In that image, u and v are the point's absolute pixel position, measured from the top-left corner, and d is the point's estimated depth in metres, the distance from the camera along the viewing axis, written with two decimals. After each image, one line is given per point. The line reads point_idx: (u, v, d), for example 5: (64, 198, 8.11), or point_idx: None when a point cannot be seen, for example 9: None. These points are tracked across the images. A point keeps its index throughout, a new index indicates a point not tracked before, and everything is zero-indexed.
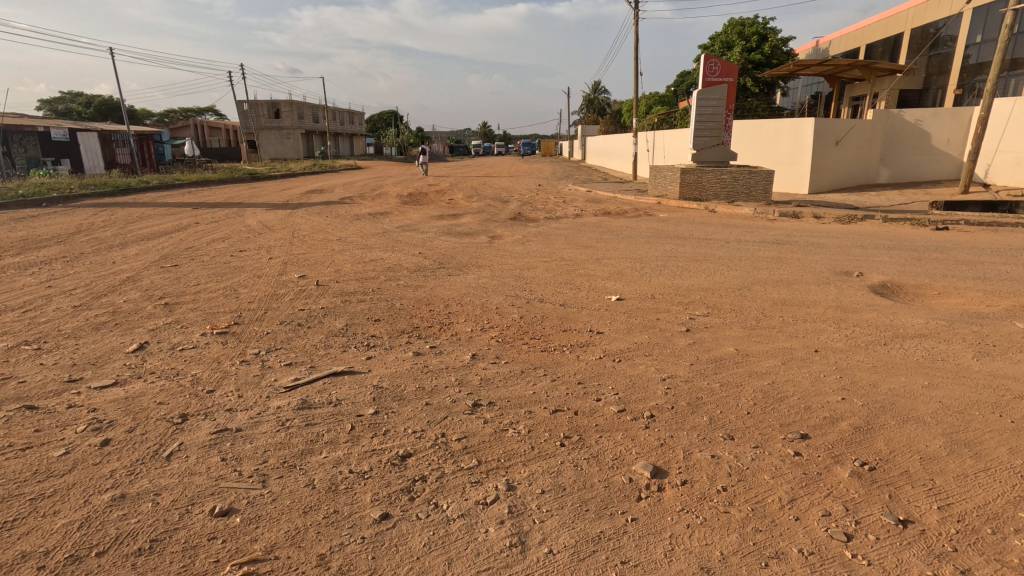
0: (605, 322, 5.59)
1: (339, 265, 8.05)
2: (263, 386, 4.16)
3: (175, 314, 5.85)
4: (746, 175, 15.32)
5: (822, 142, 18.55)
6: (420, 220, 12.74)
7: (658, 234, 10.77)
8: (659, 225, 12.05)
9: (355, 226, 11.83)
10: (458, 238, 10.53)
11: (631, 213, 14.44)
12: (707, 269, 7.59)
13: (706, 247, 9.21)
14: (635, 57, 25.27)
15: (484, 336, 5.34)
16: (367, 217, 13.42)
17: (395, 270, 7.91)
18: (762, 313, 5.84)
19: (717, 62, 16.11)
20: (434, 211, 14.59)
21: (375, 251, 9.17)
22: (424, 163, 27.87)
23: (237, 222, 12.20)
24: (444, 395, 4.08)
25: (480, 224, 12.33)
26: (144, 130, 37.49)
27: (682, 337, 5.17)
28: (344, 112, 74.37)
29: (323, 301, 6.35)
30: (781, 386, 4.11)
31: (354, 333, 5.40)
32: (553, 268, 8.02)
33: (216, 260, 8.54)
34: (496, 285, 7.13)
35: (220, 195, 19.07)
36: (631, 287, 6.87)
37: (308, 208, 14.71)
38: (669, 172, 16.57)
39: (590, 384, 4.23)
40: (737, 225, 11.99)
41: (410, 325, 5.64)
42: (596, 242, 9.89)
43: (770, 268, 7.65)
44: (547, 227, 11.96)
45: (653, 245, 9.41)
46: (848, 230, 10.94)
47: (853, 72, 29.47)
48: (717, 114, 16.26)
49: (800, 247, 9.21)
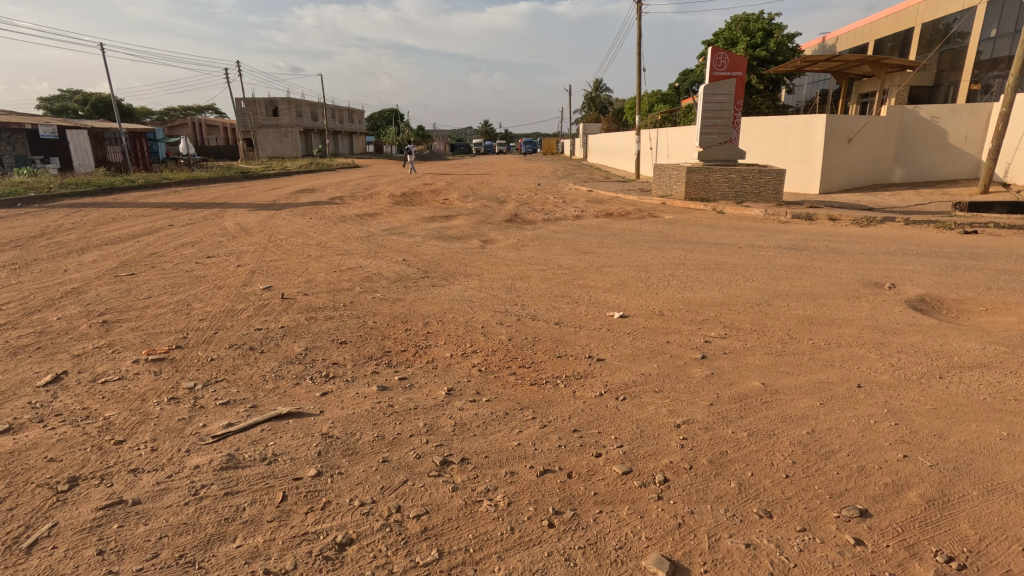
0: (607, 347, 4.82)
1: (311, 275, 7.28)
2: (186, 436, 3.38)
3: (110, 336, 5.07)
4: (756, 175, 14.52)
5: (834, 140, 17.73)
6: (409, 222, 11.96)
7: (663, 238, 10.00)
8: (664, 228, 11.25)
9: (339, 229, 11.05)
10: (448, 243, 9.75)
11: (634, 214, 13.65)
12: (721, 281, 6.80)
13: (718, 253, 8.44)
14: (637, 54, 24.45)
15: (463, 365, 4.56)
16: (355, 219, 12.64)
17: (373, 280, 7.14)
18: (787, 335, 5.06)
19: (725, 55, 15.20)
20: (426, 212, 13.81)
21: (355, 257, 8.40)
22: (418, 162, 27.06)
23: (214, 224, 11.43)
24: (407, 448, 3.30)
25: (473, 226, 11.57)
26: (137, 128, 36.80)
27: (697, 367, 4.38)
28: (344, 110, 73.65)
29: (285, 319, 5.58)
30: (825, 438, 3.32)
31: (313, 361, 4.63)
32: (550, 278, 7.24)
33: (179, 268, 7.76)
34: (484, 298, 6.36)
35: (206, 195, 18.24)
36: (636, 302, 6.10)
37: (294, 209, 13.93)
38: (674, 171, 15.77)
39: (588, 433, 3.44)
40: (748, 228, 11.21)
41: (380, 349, 4.87)
42: (597, 247, 9.11)
43: (791, 279, 6.87)
44: (545, 230, 11.19)
45: (659, 251, 8.63)
46: (870, 234, 10.15)
47: (863, 68, 28.60)
48: (725, 111, 15.42)
49: (820, 254, 8.42)
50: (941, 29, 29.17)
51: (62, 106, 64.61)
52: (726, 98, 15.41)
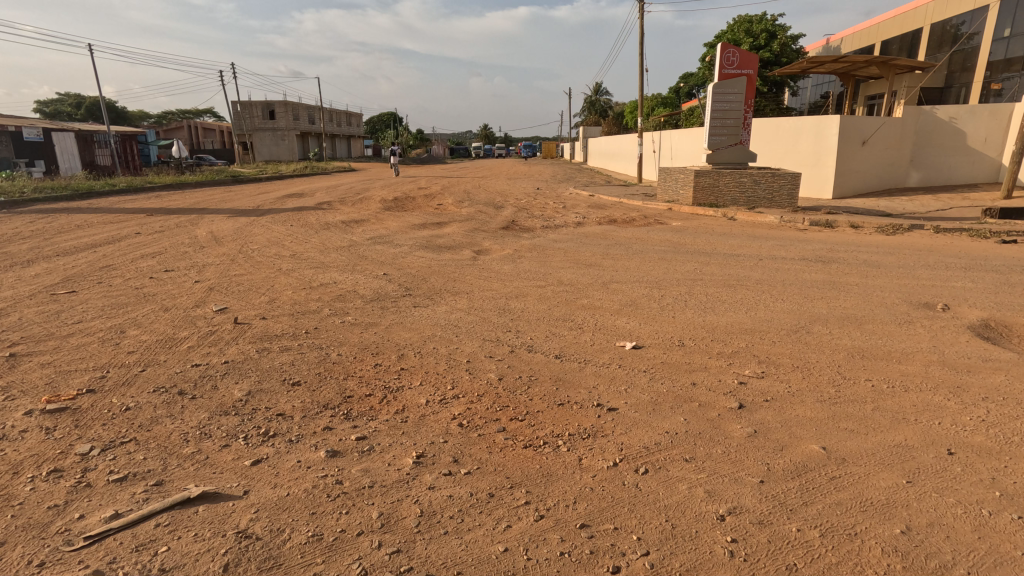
0: (620, 392, 3.90)
1: (277, 293, 6.37)
2: (48, 539, 2.45)
3: (10, 376, 4.13)
4: (770, 179, 13.59)
5: (848, 142, 16.87)
6: (396, 231, 11.04)
7: (673, 248, 9.10)
8: (673, 236, 10.35)
9: (319, 238, 10.13)
10: (436, 254, 8.84)
11: (640, 221, 12.74)
12: (746, 302, 5.90)
13: (737, 267, 7.53)
14: (639, 54, 23.61)
15: (440, 417, 3.64)
16: (339, 226, 11.76)
17: (347, 298, 6.23)
18: (839, 374, 4.16)
19: (735, 51, 14.28)
20: (417, 219, 12.92)
21: (330, 271, 7.47)
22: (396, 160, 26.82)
23: (184, 233, 10.50)
24: (350, 559, 2.38)
25: (466, 234, 10.70)
26: (127, 131, 35.93)
27: (735, 421, 3.47)
28: (342, 114, 72.95)
29: (231, 351, 4.62)
30: (929, 542, 2.40)
31: (254, 412, 3.70)
32: (549, 296, 6.35)
33: (128, 283, 6.84)
34: (472, 322, 5.46)
35: (187, 201, 17.29)
36: (650, 328, 5.20)
37: (275, 216, 13.00)
38: (681, 175, 14.88)
39: (600, 532, 2.53)
40: (765, 237, 10.33)
41: (339, 395, 3.95)
42: (602, 260, 8.20)
43: (827, 299, 5.96)
44: (544, 238, 10.29)
45: (670, 264, 7.73)
46: (899, 244, 9.28)
47: (871, 70, 27.80)
48: (734, 111, 14.53)
49: (850, 267, 7.54)
50: (951, 30, 28.33)
51: (55, 109, 63.80)
52: (736, 98, 14.51)
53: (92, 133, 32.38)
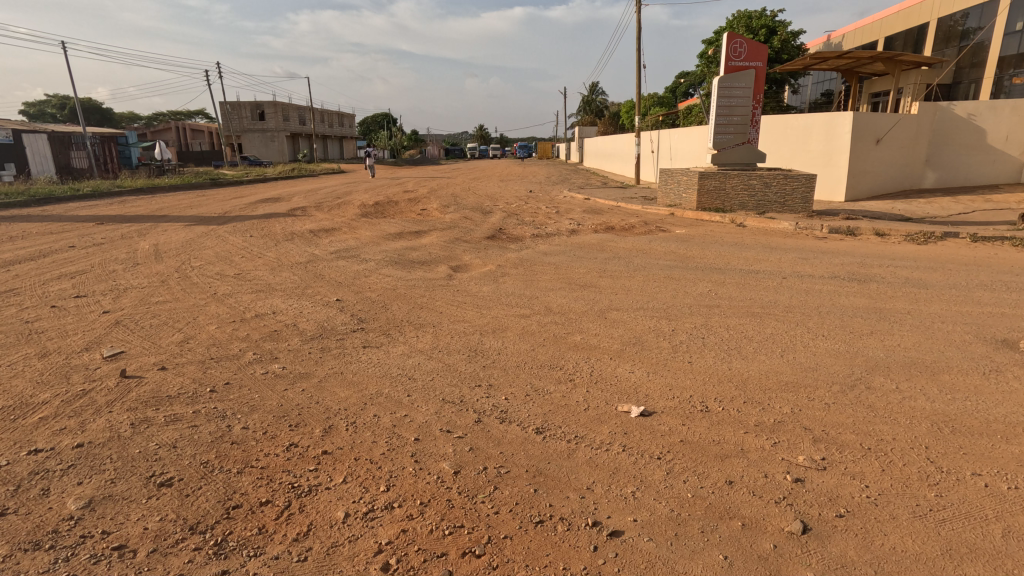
0: (626, 503, 2.69)
1: (197, 329, 5.13)
2: None
3: None
4: (781, 181, 12.41)
5: (861, 140, 15.77)
6: (367, 243, 9.80)
7: (680, 262, 7.91)
8: (679, 247, 9.18)
9: (276, 252, 8.89)
10: (407, 271, 7.62)
11: (640, 229, 11.55)
12: (780, 342, 4.69)
13: (759, 289, 6.34)
14: (637, 50, 22.47)
15: (358, 552, 2.44)
16: (305, 236, 10.52)
17: (284, 335, 5.01)
18: (932, 463, 2.96)
19: (743, 42, 13.18)
20: (394, 227, 11.70)
21: (272, 297, 6.23)
22: (381, 163, 25.77)
23: (124, 246, 9.24)
24: None
25: (445, 245, 9.51)
26: (105, 133, 34.62)
27: (803, 564, 2.27)
28: (333, 115, 71.69)
29: (94, 427, 3.38)
30: None
31: (79, 543, 2.47)
32: (534, 330, 5.15)
33: (19, 315, 5.58)
34: (433, 373, 4.24)
35: (151, 207, 15.98)
36: (662, 382, 4.00)
37: (238, 224, 11.75)
38: (683, 177, 13.70)
39: None
40: (782, 247, 9.18)
41: (219, 506, 2.73)
42: (598, 279, 7.00)
43: (880, 336, 4.78)
44: (533, 251, 9.07)
45: (679, 285, 6.54)
46: (937, 255, 8.14)
47: (876, 66, 26.76)
48: (742, 107, 13.37)
49: (893, 287, 6.39)
50: (959, 24, 27.22)
51: (40, 111, 62.40)
52: (743, 93, 13.33)
53: (67, 135, 30.85)
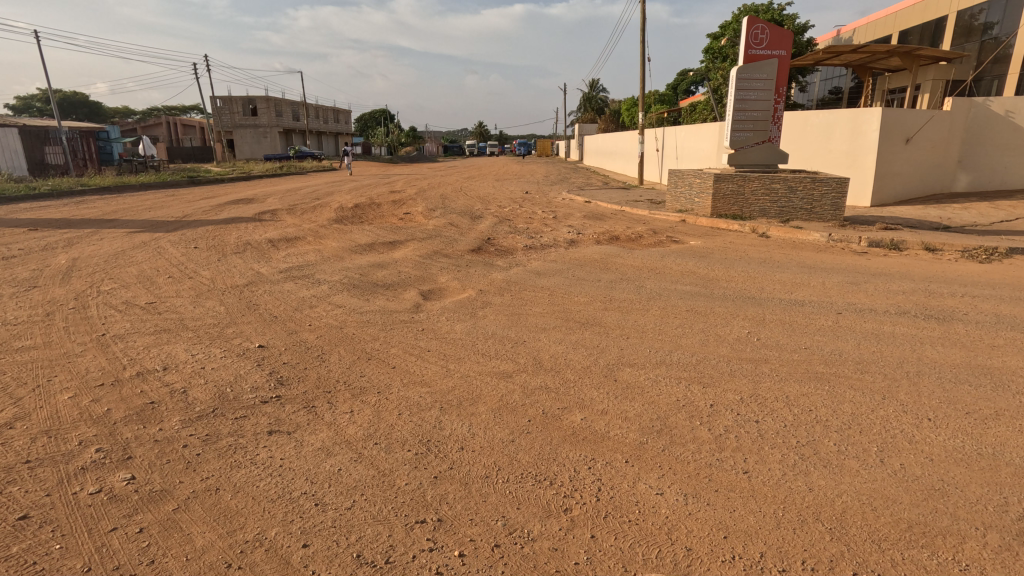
0: None
1: (39, 401, 3.62)
2: None
3: None
4: (808, 186, 10.94)
5: (890, 139, 14.32)
6: (329, 257, 8.33)
7: (702, 288, 6.45)
8: (697, 265, 7.70)
9: (215, 269, 7.41)
10: (365, 298, 6.15)
11: (649, 239, 10.07)
12: (871, 434, 3.21)
13: (812, 332, 4.87)
14: (642, 43, 21.09)
15: None
16: (259, 248, 9.01)
17: (161, 412, 3.53)
18: None
19: (764, 27, 11.67)
20: (367, 236, 10.21)
21: (175, 340, 4.74)
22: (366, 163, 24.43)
23: (36, 261, 7.72)
24: None
25: (420, 261, 8.02)
26: (84, 128, 33.07)
27: None
28: (328, 111, 70.13)
29: None
30: None
31: None
32: (515, 404, 3.67)
33: None
34: (358, 494, 2.78)
35: (108, 209, 14.45)
36: (710, 522, 2.53)
37: (188, 232, 10.23)
38: (696, 179, 12.23)
39: None
40: (820, 266, 7.72)
41: None
42: (602, 313, 5.51)
43: (1014, 423, 3.30)
44: (523, 268, 7.59)
45: (708, 326, 5.09)
46: (1013, 280, 6.69)
47: (893, 62, 25.29)
48: (763, 101, 11.88)
49: (985, 329, 4.92)
50: (979, 18, 25.77)
51: (26, 104, 60.84)
52: (764, 85, 11.84)
53: (43, 129, 29.26)
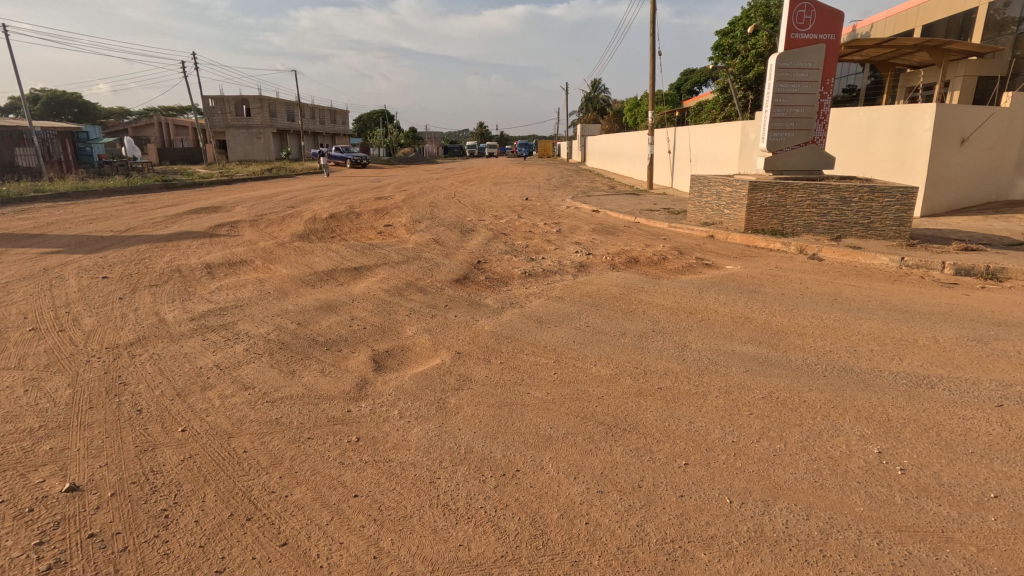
0: None
1: None
2: None
3: None
4: (866, 197, 9.03)
5: (944, 138, 12.40)
6: (269, 292, 6.45)
7: (772, 351, 4.55)
8: (749, 307, 5.82)
9: (108, 313, 5.54)
10: (291, 369, 4.27)
11: (675, 262, 8.19)
12: None
13: (990, 458, 2.97)
14: (653, 36, 19.29)
15: None
16: (189, 276, 7.15)
17: None
18: None
19: (810, 6, 9.78)
20: (330, 258, 8.37)
21: None
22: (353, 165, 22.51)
23: None
24: None
25: (384, 298, 6.15)
26: (61, 128, 31.31)
27: None
28: (325, 111, 68.31)
29: None
30: None
31: None
32: None
33: None
34: None
35: (46, 220, 12.58)
36: None
37: (111, 253, 8.36)
38: (726, 188, 10.36)
39: None
40: (907, 308, 5.82)
41: None
42: (636, 406, 3.62)
43: None
44: (519, 312, 5.70)
45: (807, 438, 3.20)
46: None
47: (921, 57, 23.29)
48: (807, 95, 10.00)
49: None
50: (998, 12, 23.87)
51: (14, 105, 59.10)
52: (808, 76, 9.94)
53: (15, 129, 27.44)
